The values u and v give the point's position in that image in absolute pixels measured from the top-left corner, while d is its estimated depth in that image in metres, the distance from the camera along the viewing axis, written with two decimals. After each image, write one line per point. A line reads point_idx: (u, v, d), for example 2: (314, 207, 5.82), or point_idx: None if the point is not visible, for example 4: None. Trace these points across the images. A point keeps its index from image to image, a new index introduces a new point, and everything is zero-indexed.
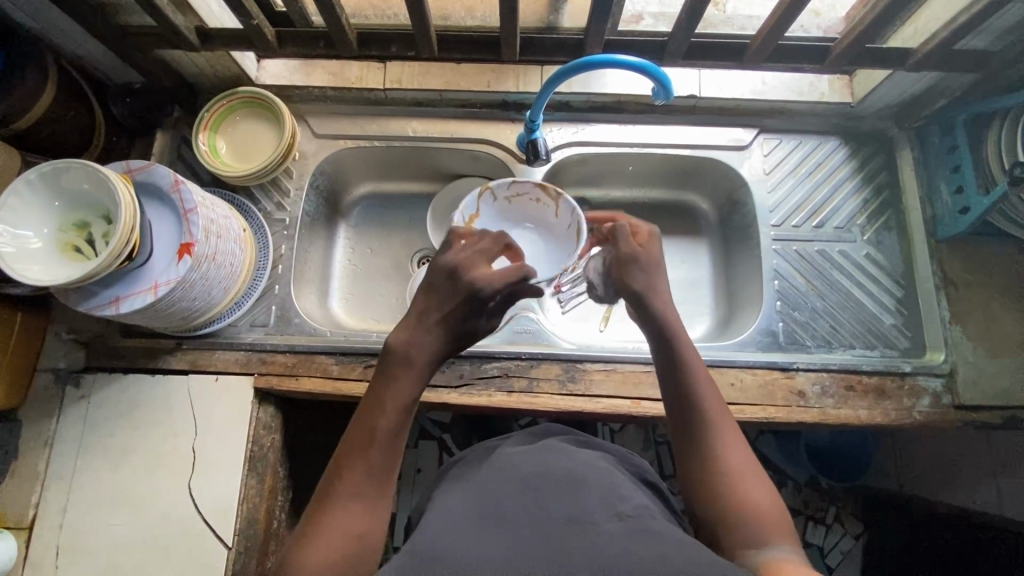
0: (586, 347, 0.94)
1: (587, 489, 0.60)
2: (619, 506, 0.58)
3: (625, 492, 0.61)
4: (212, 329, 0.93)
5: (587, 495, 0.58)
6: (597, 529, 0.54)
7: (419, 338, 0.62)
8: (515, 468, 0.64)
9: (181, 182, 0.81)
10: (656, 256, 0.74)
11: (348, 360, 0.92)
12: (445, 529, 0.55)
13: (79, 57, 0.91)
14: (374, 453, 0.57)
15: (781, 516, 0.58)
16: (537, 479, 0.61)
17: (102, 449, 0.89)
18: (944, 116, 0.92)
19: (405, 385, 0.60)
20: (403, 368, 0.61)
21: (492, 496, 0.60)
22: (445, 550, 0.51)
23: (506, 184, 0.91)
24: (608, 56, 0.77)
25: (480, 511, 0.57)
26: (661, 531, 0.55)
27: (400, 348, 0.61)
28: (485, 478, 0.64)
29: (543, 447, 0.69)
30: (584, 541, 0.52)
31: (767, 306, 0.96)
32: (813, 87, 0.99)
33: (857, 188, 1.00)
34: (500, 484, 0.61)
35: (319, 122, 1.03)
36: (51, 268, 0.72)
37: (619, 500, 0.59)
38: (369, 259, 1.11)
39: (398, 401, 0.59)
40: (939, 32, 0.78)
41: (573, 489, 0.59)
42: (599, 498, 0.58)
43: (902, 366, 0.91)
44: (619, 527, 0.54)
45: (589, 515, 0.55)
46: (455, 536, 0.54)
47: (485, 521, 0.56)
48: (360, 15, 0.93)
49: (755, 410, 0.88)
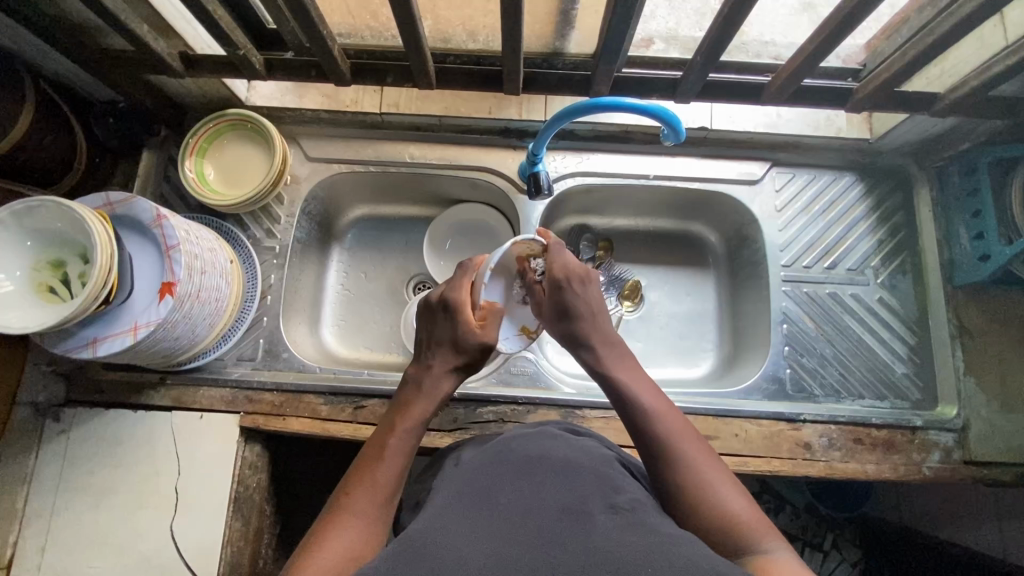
0: (587, 391, 0.91)
1: (584, 476, 0.56)
2: (615, 496, 0.54)
3: (622, 483, 0.57)
4: (197, 364, 0.90)
5: (583, 483, 0.55)
6: (594, 520, 0.50)
7: (435, 369, 0.69)
8: (506, 456, 0.60)
9: (163, 217, 0.76)
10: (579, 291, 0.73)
11: (338, 400, 0.89)
12: (435, 512, 0.52)
13: (61, 75, 0.87)
14: (383, 467, 0.59)
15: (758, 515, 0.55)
16: (533, 466, 0.57)
17: (82, 487, 0.85)
18: (966, 158, 0.88)
19: (411, 416, 0.65)
20: (412, 401, 0.66)
21: (476, 486, 0.55)
22: (437, 533, 0.48)
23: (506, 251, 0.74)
24: (616, 100, 0.74)
25: (468, 493, 0.54)
26: (658, 521, 0.51)
27: (419, 378, 0.69)
28: (474, 465, 0.60)
29: (536, 433, 0.66)
30: (582, 534, 0.48)
31: (774, 351, 0.92)
32: (830, 121, 0.95)
33: (872, 229, 0.96)
34: (490, 468, 0.58)
35: (313, 145, 0.98)
36: (26, 313, 0.68)
37: (617, 487, 0.56)
38: (362, 284, 1.07)
39: (406, 433, 0.63)
40: (970, 79, 0.74)
41: (568, 477, 0.56)
42: (596, 485, 0.55)
43: (913, 420, 0.87)
44: (617, 517, 0.51)
45: (583, 504, 0.52)
46: (446, 518, 0.50)
47: (474, 508, 0.52)
48: (356, 36, 0.85)
49: (759, 463, 0.85)
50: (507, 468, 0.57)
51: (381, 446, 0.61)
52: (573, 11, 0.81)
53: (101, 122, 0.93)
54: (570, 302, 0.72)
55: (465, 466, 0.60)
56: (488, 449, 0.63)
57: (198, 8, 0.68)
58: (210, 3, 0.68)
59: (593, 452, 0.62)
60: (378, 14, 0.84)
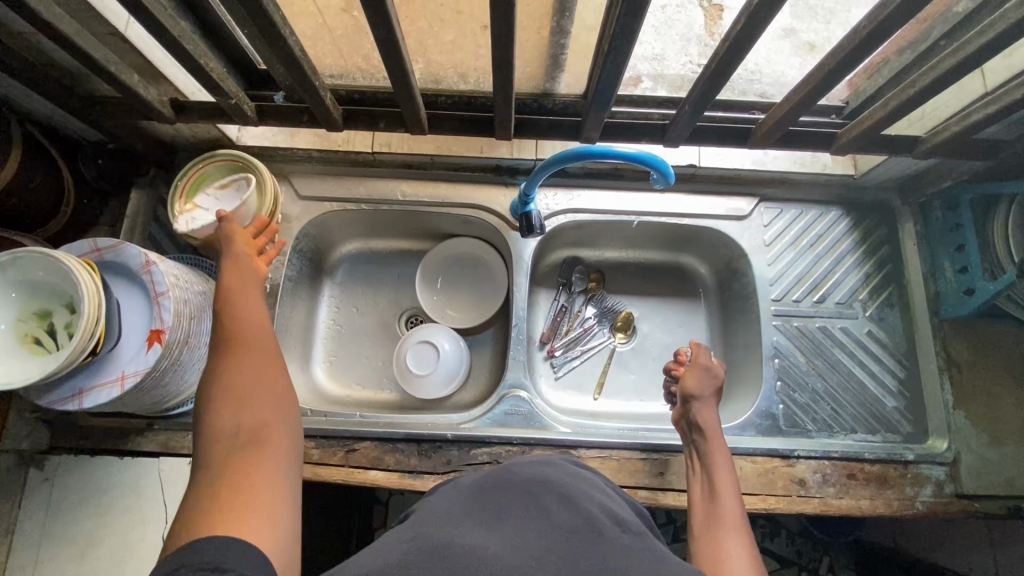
0: (583, 429, 0.90)
1: (586, 499, 0.57)
2: (618, 519, 0.55)
3: (625, 513, 0.57)
4: (187, 408, 0.88)
5: (587, 505, 0.55)
6: (602, 538, 0.50)
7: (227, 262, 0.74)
8: (514, 478, 0.60)
9: (152, 263, 0.75)
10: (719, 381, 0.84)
11: (329, 444, 0.87)
12: (441, 527, 0.51)
13: (47, 116, 0.86)
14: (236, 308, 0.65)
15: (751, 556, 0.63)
16: (537, 487, 0.58)
17: (66, 539, 0.82)
18: (949, 195, 0.90)
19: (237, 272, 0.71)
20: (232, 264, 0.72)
21: (485, 495, 0.57)
22: (448, 542, 0.48)
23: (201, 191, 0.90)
24: (605, 148, 0.75)
25: (473, 510, 0.55)
26: (661, 548, 0.52)
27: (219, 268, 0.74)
28: (482, 483, 0.60)
29: (542, 460, 0.66)
30: (595, 549, 0.48)
31: (766, 385, 0.93)
32: (815, 159, 0.97)
33: (859, 262, 0.98)
34: (496, 487, 0.59)
35: (304, 183, 0.98)
36: (9, 367, 0.67)
37: (617, 514, 0.56)
38: (354, 319, 1.07)
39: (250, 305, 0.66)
40: (952, 124, 0.75)
41: (571, 498, 0.56)
42: (599, 509, 0.55)
43: (906, 454, 0.88)
44: (623, 537, 0.51)
45: (591, 523, 0.52)
46: (454, 531, 0.50)
47: (484, 521, 0.52)
48: (348, 78, 0.85)
49: (754, 501, 0.85)
50: (512, 489, 0.57)
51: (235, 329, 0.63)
52: (562, 56, 0.80)
53: (93, 164, 0.92)
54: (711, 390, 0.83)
55: (468, 488, 0.60)
56: (493, 472, 0.63)
57: (187, 61, 0.68)
58: (201, 56, 0.68)
59: (589, 482, 0.63)
60: (369, 58, 0.83)
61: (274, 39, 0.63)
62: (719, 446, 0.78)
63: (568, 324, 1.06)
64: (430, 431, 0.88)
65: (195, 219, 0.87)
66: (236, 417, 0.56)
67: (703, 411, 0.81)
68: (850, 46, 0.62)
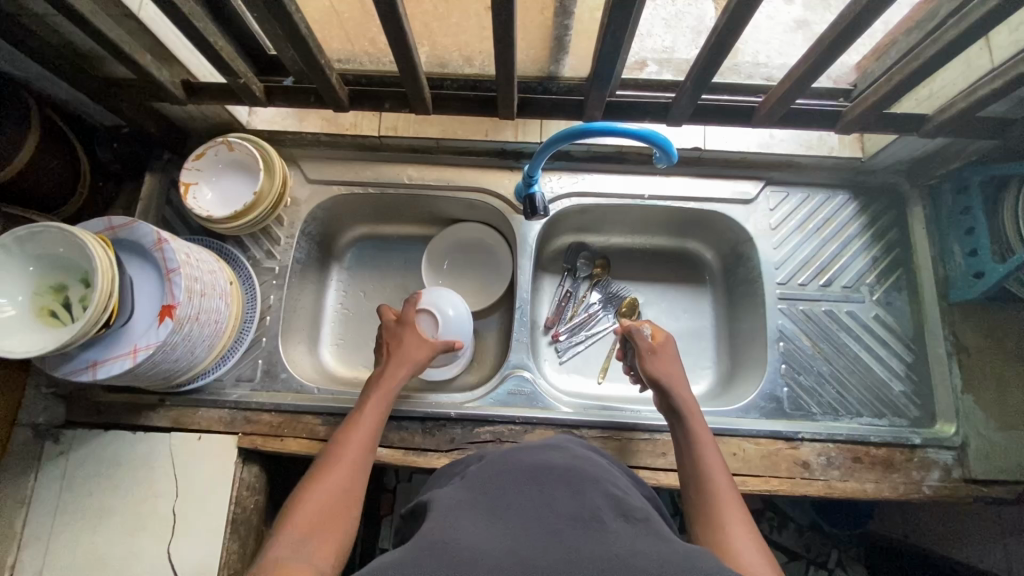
0: (586, 410, 0.91)
1: (591, 488, 0.56)
2: (625, 507, 0.54)
3: (628, 499, 0.57)
4: (197, 385, 0.90)
5: (589, 492, 0.55)
6: (605, 528, 0.50)
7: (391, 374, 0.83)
8: (517, 467, 0.59)
9: (164, 241, 0.77)
10: (672, 357, 0.86)
11: (336, 421, 0.90)
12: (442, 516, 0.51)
13: (66, 100, 0.89)
14: (360, 423, 0.76)
15: (762, 551, 0.61)
16: (538, 477, 0.57)
17: (82, 508, 0.85)
18: (958, 176, 0.88)
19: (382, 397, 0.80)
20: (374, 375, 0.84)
21: (490, 486, 0.56)
22: (448, 534, 0.48)
23: (195, 176, 0.91)
24: (610, 125, 0.76)
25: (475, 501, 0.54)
26: (667, 533, 0.51)
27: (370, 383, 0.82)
28: (485, 472, 0.60)
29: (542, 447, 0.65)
30: (597, 542, 0.48)
31: (771, 368, 0.93)
32: (822, 141, 0.95)
33: (866, 246, 0.97)
34: (499, 475, 0.58)
35: (312, 167, 1.00)
36: (27, 338, 0.69)
37: (623, 500, 0.55)
38: (361, 302, 1.08)
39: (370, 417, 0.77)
40: (958, 101, 0.75)
41: (575, 486, 0.55)
42: (604, 497, 0.55)
43: (912, 438, 0.87)
44: (627, 526, 0.51)
45: (592, 513, 0.51)
46: (454, 521, 0.50)
47: (488, 512, 0.52)
48: (355, 61, 0.86)
49: (758, 482, 0.84)
50: (517, 477, 0.57)
51: (342, 443, 0.73)
52: (566, 38, 0.81)
53: (108, 147, 0.96)
54: (666, 372, 0.83)
55: (472, 478, 0.60)
56: (494, 461, 0.63)
57: (199, 40, 0.69)
58: (211, 34, 0.70)
59: (595, 469, 0.62)
60: (375, 41, 0.84)
61: (281, 17, 0.64)
62: (702, 433, 0.77)
63: (573, 308, 1.07)
64: (435, 409, 0.89)
65: (200, 198, 0.91)
66: (307, 518, 0.62)
67: (676, 390, 0.81)
68: (852, 16, 0.62)
